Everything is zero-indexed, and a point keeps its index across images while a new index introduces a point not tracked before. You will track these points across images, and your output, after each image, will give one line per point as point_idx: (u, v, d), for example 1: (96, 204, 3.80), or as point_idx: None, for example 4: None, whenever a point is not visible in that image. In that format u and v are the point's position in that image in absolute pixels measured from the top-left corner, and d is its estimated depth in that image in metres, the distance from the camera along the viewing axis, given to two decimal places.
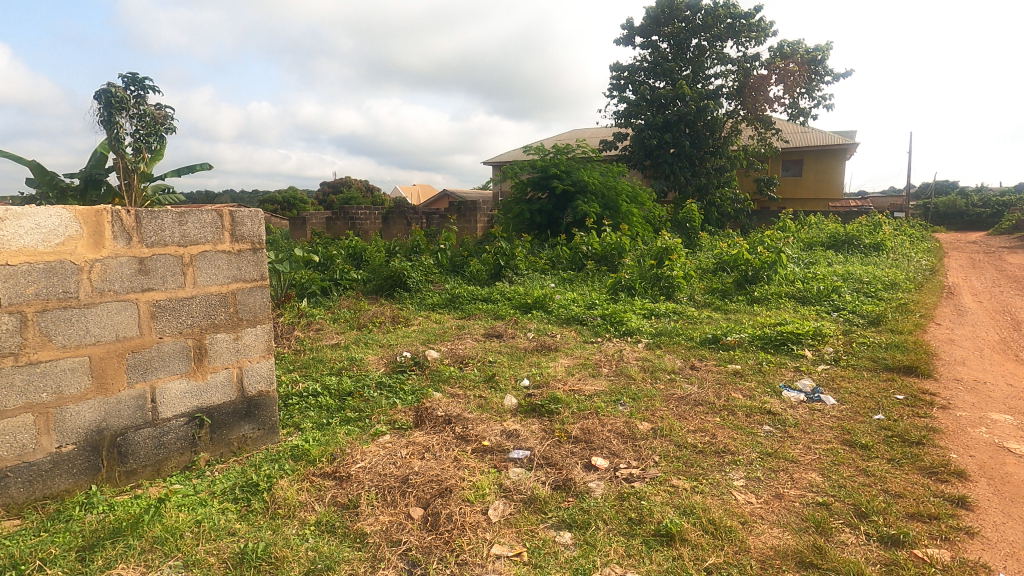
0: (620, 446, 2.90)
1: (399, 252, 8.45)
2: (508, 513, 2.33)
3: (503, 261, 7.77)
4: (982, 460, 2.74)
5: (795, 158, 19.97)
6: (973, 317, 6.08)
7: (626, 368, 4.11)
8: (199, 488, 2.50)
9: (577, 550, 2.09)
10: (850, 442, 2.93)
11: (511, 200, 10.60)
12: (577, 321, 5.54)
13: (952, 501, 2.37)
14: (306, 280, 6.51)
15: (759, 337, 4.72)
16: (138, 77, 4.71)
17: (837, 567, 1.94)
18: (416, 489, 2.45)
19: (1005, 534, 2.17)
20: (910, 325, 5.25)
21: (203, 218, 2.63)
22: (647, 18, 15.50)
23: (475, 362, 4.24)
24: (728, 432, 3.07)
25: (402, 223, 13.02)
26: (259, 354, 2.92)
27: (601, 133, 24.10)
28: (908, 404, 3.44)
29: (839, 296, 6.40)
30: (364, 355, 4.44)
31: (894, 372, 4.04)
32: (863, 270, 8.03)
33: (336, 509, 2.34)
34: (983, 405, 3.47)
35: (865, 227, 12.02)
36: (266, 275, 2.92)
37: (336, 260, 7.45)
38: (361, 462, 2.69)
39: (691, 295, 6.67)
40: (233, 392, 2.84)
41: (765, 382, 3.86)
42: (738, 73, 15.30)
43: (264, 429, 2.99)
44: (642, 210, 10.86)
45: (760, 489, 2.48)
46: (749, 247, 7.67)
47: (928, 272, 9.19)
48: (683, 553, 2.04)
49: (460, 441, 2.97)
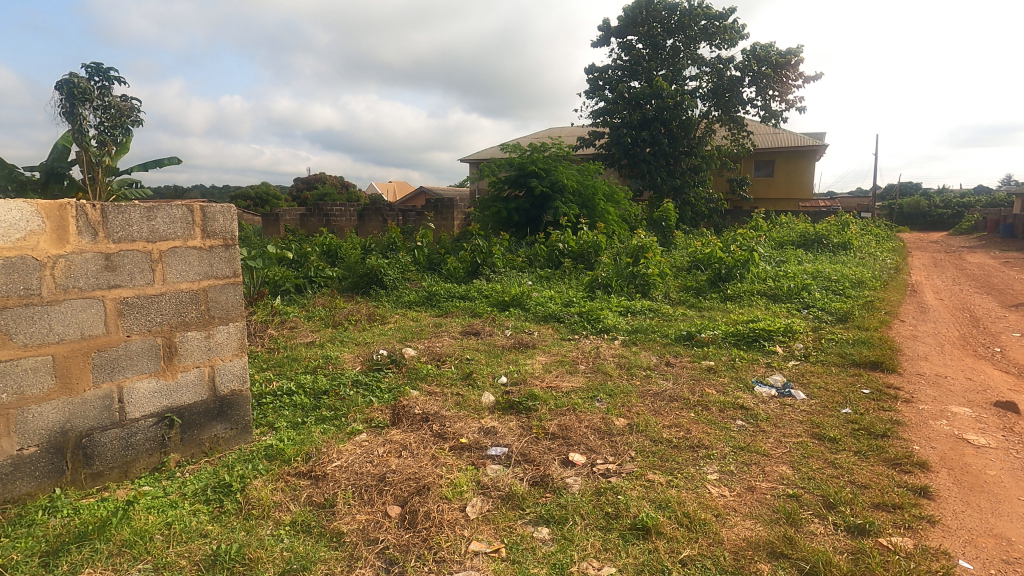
0: (597, 442, 2.93)
1: (375, 249, 8.38)
2: (486, 510, 2.33)
3: (480, 258, 7.77)
4: (943, 451, 2.85)
5: (767, 159, 20.40)
6: (934, 314, 6.33)
7: (604, 365, 4.15)
8: (169, 490, 2.44)
9: (555, 545, 2.10)
10: (819, 435, 3.02)
11: (488, 198, 10.59)
12: (555, 318, 5.57)
13: (915, 490, 2.46)
14: (279, 278, 6.42)
15: (732, 334, 4.81)
16: (103, 67, 4.59)
17: (806, 556, 1.99)
18: (393, 487, 2.44)
19: (964, 521, 2.25)
20: (876, 321, 5.42)
21: (173, 213, 2.57)
22: (624, 18, 15.62)
23: (453, 360, 4.23)
24: (702, 427, 3.13)
25: (378, 220, 12.78)
26: (232, 353, 2.87)
27: (578, 132, 24.23)
28: (874, 397, 3.56)
29: (808, 294, 6.57)
30: (340, 354, 4.38)
31: (861, 367, 4.17)
32: (832, 269, 8.25)
33: (311, 509, 2.31)
34: (944, 398, 3.61)
35: (834, 227, 12.34)
36: (239, 272, 2.87)
37: (311, 257, 7.33)
38: (338, 461, 2.66)
39: (666, 293, 6.76)
40: (204, 391, 2.78)
41: (737, 377, 3.95)
42: (712, 75, 15.56)
43: (237, 429, 2.93)
44: (619, 208, 10.97)
45: (733, 482, 2.54)
46: (723, 246, 7.81)
47: (893, 270, 9.50)
48: (659, 546, 2.07)
49: (438, 439, 2.95)
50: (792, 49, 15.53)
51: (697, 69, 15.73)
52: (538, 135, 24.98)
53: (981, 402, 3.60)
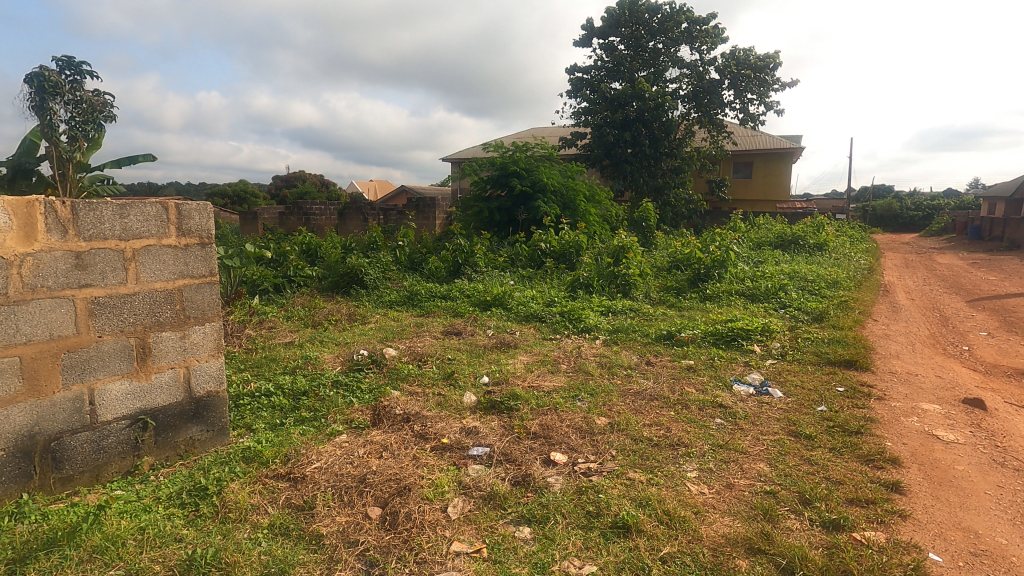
0: (578, 441, 2.94)
1: (356, 249, 8.29)
2: (467, 510, 2.32)
3: (462, 258, 7.75)
4: (914, 447, 2.92)
5: (745, 160, 20.72)
6: (905, 313, 6.50)
7: (585, 364, 4.18)
8: (142, 493, 2.38)
9: (536, 545, 2.10)
10: (795, 433, 3.07)
11: (470, 197, 10.55)
12: (536, 318, 5.58)
13: (888, 486, 2.52)
14: (257, 277, 6.32)
15: (711, 333, 4.88)
16: (75, 61, 4.45)
17: (783, 551, 2.03)
18: (374, 488, 2.42)
19: (934, 515, 2.32)
20: (850, 321, 5.55)
21: (146, 211, 2.51)
22: (607, 19, 15.69)
23: (435, 360, 4.21)
24: (682, 425, 3.17)
25: (359, 219, 12.66)
26: (208, 353, 2.81)
27: (560, 132, 24.31)
28: (848, 395, 3.63)
29: (785, 293, 6.69)
30: (319, 354, 4.33)
31: (836, 365, 4.26)
32: (808, 269, 8.41)
33: (290, 511, 2.28)
34: (915, 396, 3.70)
35: (809, 228, 12.61)
36: (215, 271, 2.81)
37: (289, 256, 7.23)
38: (317, 462, 2.63)
39: (646, 292, 6.82)
40: (179, 393, 2.72)
41: (716, 376, 3.99)
42: (691, 77, 15.74)
43: (213, 430, 2.88)
44: (600, 209, 11.03)
45: (712, 480, 2.57)
46: (701, 246, 7.92)
47: (867, 271, 9.73)
48: (639, 544, 2.09)
49: (419, 440, 2.94)
50: (770, 53, 15.77)
51: (677, 71, 15.88)
52: (520, 134, 24.99)
53: (949, 399, 3.70)
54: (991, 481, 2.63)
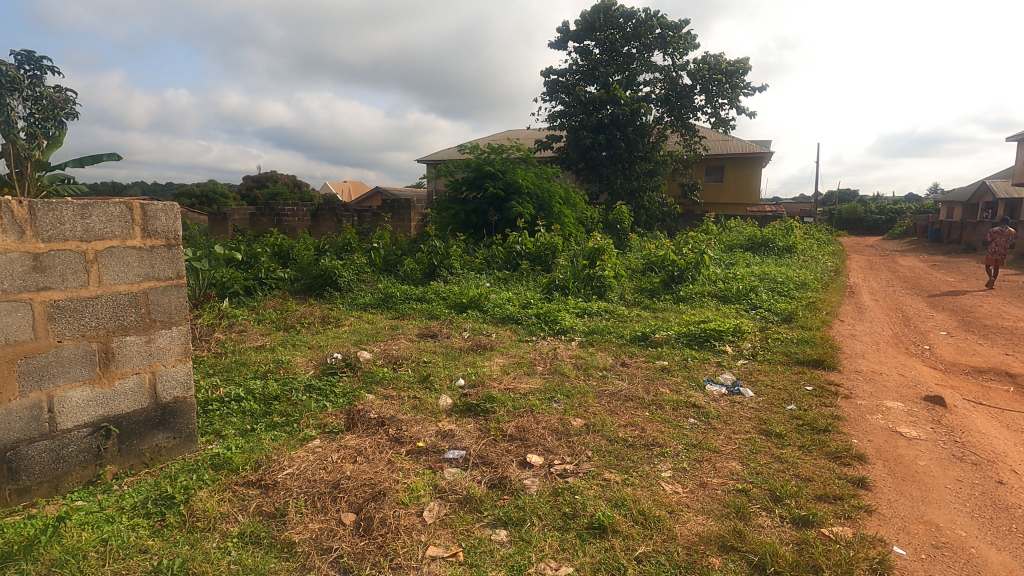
0: (554, 442, 2.94)
1: (329, 250, 8.18)
2: (443, 514, 2.30)
3: (437, 260, 7.71)
4: (879, 444, 3.01)
5: (717, 164, 21.12)
6: (870, 314, 6.70)
7: (561, 366, 4.19)
8: (105, 504, 2.30)
9: (513, 547, 2.10)
10: (766, 431, 3.13)
11: (445, 199, 10.47)
12: (512, 320, 5.58)
13: (854, 482, 2.60)
14: (227, 280, 6.15)
15: (685, 334, 4.95)
16: (34, 55, 4.28)
17: (754, 548, 2.06)
18: (348, 494, 2.38)
19: (898, 509, 2.39)
20: (818, 321, 5.70)
21: (109, 211, 2.43)
22: (582, 23, 15.83)
23: (410, 363, 4.18)
24: (657, 425, 3.20)
25: (332, 220, 12.47)
26: (175, 358, 2.73)
27: (535, 135, 24.42)
28: (816, 394, 3.72)
29: (756, 295, 6.83)
30: (291, 358, 4.26)
31: (804, 365, 4.37)
32: (777, 271, 8.62)
33: (261, 519, 2.23)
34: (880, 394, 3.81)
35: (779, 231, 12.93)
36: (183, 273, 2.73)
37: (261, 258, 7.09)
38: (290, 468, 2.58)
39: (621, 294, 6.88)
40: (145, 399, 2.63)
41: (690, 377, 4.05)
42: (664, 82, 15.97)
43: (181, 437, 2.79)
44: (575, 211, 11.12)
45: (685, 479, 2.60)
46: (674, 249, 8.05)
47: (833, 272, 10.03)
48: (615, 544, 2.10)
49: (394, 443, 2.91)
50: (740, 59, 16.14)
51: (651, 75, 16.12)
52: (496, 137, 25.03)
53: (912, 397, 3.83)
54: (951, 475, 2.72)
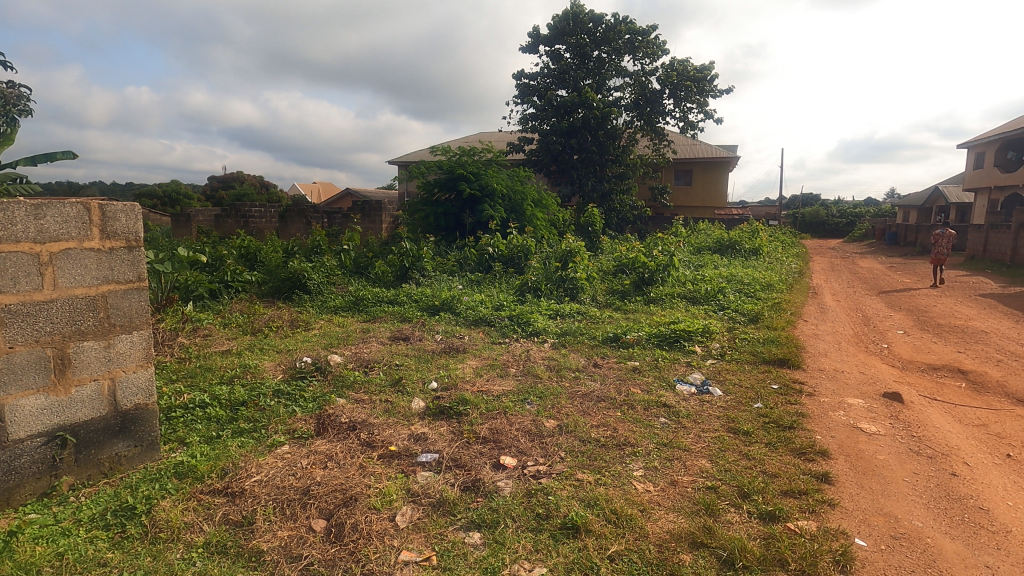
0: (528, 444, 2.95)
1: (298, 253, 8.03)
2: (416, 518, 2.28)
3: (409, 262, 7.64)
4: (841, 440, 3.11)
5: (685, 168, 21.51)
6: (832, 314, 6.93)
7: (534, 368, 4.20)
8: (61, 516, 2.21)
9: (486, 549, 2.09)
10: (734, 429, 3.20)
11: (417, 201, 10.38)
12: (485, 322, 5.57)
13: (818, 477, 2.67)
14: (192, 282, 5.94)
15: (655, 335, 5.03)
16: None
17: (724, 544, 2.10)
18: (318, 500, 2.34)
19: (859, 502, 2.48)
20: (783, 321, 5.86)
21: (65, 212, 2.33)
22: (553, 27, 15.94)
23: (382, 366, 4.13)
24: (628, 425, 3.24)
25: (301, 222, 12.23)
26: (136, 363, 2.64)
27: (508, 138, 24.46)
28: (782, 392, 3.82)
29: (724, 296, 6.99)
30: (259, 362, 4.16)
31: (770, 364, 4.48)
32: (744, 273, 8.83)
33: (228, 528, 2.17)
34: (842, 391, 3.94)
35: (745, 233, 13.25)
36: (144, 276, 2.64)
37: (227, 260, 6.91)
38: (257, 475, 2.52)
39: (594, 295, 6.95)
40: (103, 406, 2.54)
41: (660, 377, 4.11)
42: (634, 86, 16.19)
43: (142, 446, 2.70)
44: (547, 213, 11.18)
45: (657, 478, 2.64)
46: (645, 251, 8.16)
47: (797, 274, 10.33)
48: (588, 543, 2.12)
49: (366, 448, 2.87)
50: (706, 64, 16.46)
51: (621, 80, 16.33)
52: (467, 139, 25.01)
53: (872, 394, 3.97)
54: (909, 468, 2.83)
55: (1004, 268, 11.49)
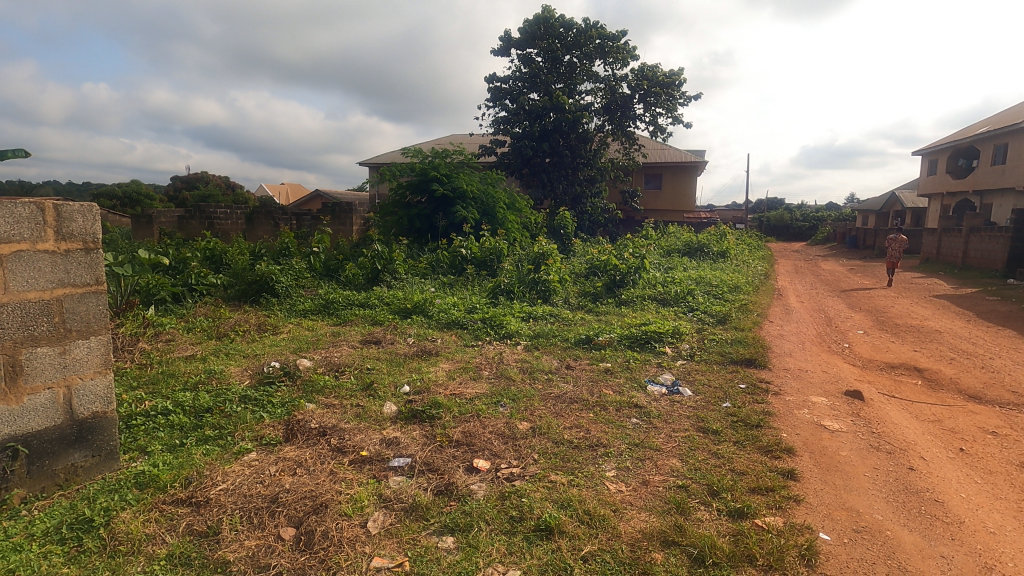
0: (501, 447, 2.94)
1: (266, 255, 7.85)
2: (388, 523, 2.25)
3: (380, 265, 7.55)
4: (806, 437, 3.20)
5: (655, 173, 21.87)
6: (797, 315, 7.12)
7: (506, 370, 4.20)
8: (12, 531, 2.10)
9: (459, 553, 2.08)
10: (703, 429, 3.26)
11: (389, 203, 10.28)
12: (457, 325, 5.55)
13: (784, 474, 2.74)
14: (153, 286, 5.74)
15: (626, 337, 5.09)
16: None
17: (695, 542, 2.14)
18: (287, 508, 2.29)
19: (823, 498, 2.55)
20: (750, 322, 6.01)
21: (17, 212, 2.23)
22: (524, 31, 16.01)
23: (352, 370, 4.07)
24: (601, 426, 3.26)
25: (269, 224, 11.98)
26: (94, 370, 2.54)
27: (480, 141, 24.47)
28: (749, 392, 3.91)
29: (693, 298, 7.12)
30: (225, 367, 4.06)
31: (738, 364, 4.58)
32: (712, 275, 9.01)
33: (192, 539, 2.10)
34: (806, 390, 4.05)
35: (713, 236, 13.54)
36: (102, 279, 2.54)
37: (191, 263, 6.72)
38: (223, 484, 2.45)
39: (566, 298, 7.00)
40: (58, 415, 2.43)
41: (632, 378, 4.17)
42: (605, 91, 16.37)
43: (100, 455, 2.59)
44: (520, 216, 11.23)
45: (629, 478, 2.67)
46: (616, 253, 8.25)
47: (763, 276, 10.61)
48: (561, 545, 2.12)
49: (336, 454, 2.82)
50: (675, 70, 16.76)
51: (592, 85, 16.50)
52: (440, 142, 24.92)
53: (834, 392, 4.09)
54: (869, 464, 2.93)
55: (956, 270, 11.99)
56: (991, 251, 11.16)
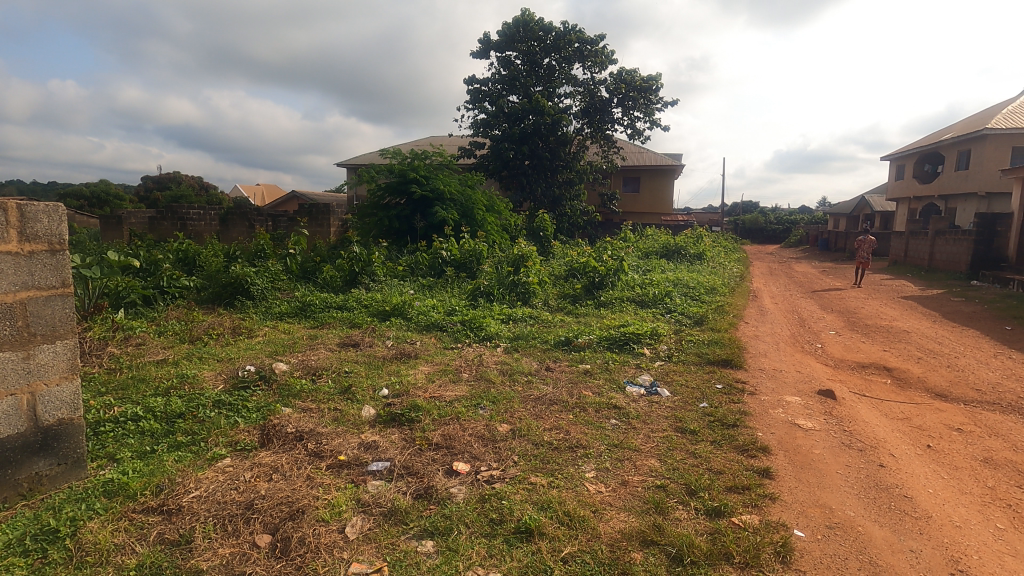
0: (481, 449, 2.93)
1: (240, 257, 7.70)
2: (367, 528, 2.22)
3: (359, 267, 7.48)
4: (781, 436, 3.26)
5: (633, 175, 22.09)
6: (771, 316, 7.26)
7: (486, 373, 4.19)
8: None
9: (439, 557, 2.06)
10: (681, 429, 3.30)
11: (367, 205, 10.20)
12: (436, 327, 5.52)
13: (760, 472, 2.79)
14: (123, 288, 5.59)
15: (605, 339, 5.13)
16: None
17: (673, 541, 2.16)
18: (262, 514, 2.24)
19: (797, 495, 2.60)
20: (726, 324, 6.11)
21: None
22: (503, 34, 16.05)
23: (330, 374, 4.01)
24: (580, 428, 3.28)
25: (244, 225, 11.76)
26: (60, 376, 2.46)
27: (459, 143, 24.44)
28: (726, 392, 3.97)
29: (670, 299, 7.21)
30: (198, 372, 3.96)
31: (715, 365, 4.65)
32: (689, 277, 9.14)
33: (163, 547, 2.05)
34: (781, 390, 4.13)
35: (690, 238, 13.72)
36: (69, 282, 2.47)
37: (162, 265, 6.55)
38: (196, 491, 2.39)
39: (545, 300, 7.01)
40: (22, 423, 2.35)
41: (611, 379, 4.19)
42: (584, 94, 16.49)
43: (67, 464, 2.51)
44: (499, 218, 11.25)
45: (608, 478, 2.68)
46: (595, 255, 8.31)
47: (738, 278, 10.79)
48: (542, 547, 2.12)
49: (313, 458, 2.78)
50: (653, 75, 16.96)
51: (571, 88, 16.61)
52: (419, 143, 24.82)
53: (808, 391, 4.18)
54: (841, 461, 3.00)
55: (923, 272, 12.36)
56: (956, 254, 11.53)
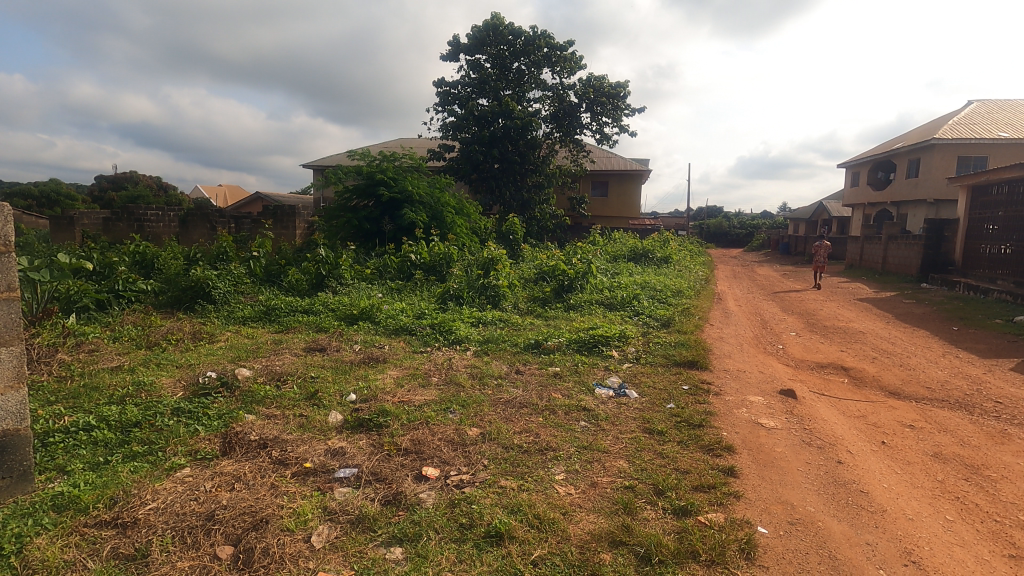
0: (450, 454, 2.91)
1: (201, 259, 7.47)
2: (333, 537, 2.18)
3: (326, 270, 7.35)
4: (745, 435, 3.34)
5: (602, 180, 22.36)
6: (735, 318, 7.44)
7: (456, 376, 4.17)
8: None
9: (408, 564, 2.03)
10: (649, 430, 3.35)
11: (334, 207, 10.04)
12: (405, 331, 5.46)
13: (725, 471, 2.85)
14: (74, 292, 5.34)
15: (575, 341, 5.17)
16: None
17: (641, 541, 2.19)
18: (223, 525, 2.17)
19: (760, 493, 2.67)
20: (692, 326, 6.23)
21: None
22: (473, 37, 16.04)
23: (295, 379, 3.92)
24: (550, 430, 3.29)
25: (205, 227, 11.41)
26: (5, 385, 2.33)
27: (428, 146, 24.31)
28: (692, 393, 4.05)
29: (638, 302, 7.32)
30: (155, 379, 3.82)
31: (681, 366, 4.73)
32: (656, 280, 9.30)
33: (118, 563, 1.96)
34: (744, 390, 4.23)
35: (657, 242, 13.96)
36: (15, 286, 2.34)
37: (117, 267, 6.30)
38: (153, 502, 2.30)
39: (515, 303, 7.02)
40: None
41: (580, 381, 4.23)
42: (553, 99, 16.62)
43: (12, 477, 2.38)
44: (469, 221, 11.23)
45: (578, 480, 2.70)
46: (564, 258, 8.37)
47: (703, 281, 11.03)
48: (511, 550, 2.12)
49: (278, 466, 2.71)
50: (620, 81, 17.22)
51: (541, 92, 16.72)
52: (387, 145, 24.58)
53: (770, 391, 4.29)
54: (802, 459, 3.09)
55: (877, 275, 12.88)
56: (907, 258, 12.06)
